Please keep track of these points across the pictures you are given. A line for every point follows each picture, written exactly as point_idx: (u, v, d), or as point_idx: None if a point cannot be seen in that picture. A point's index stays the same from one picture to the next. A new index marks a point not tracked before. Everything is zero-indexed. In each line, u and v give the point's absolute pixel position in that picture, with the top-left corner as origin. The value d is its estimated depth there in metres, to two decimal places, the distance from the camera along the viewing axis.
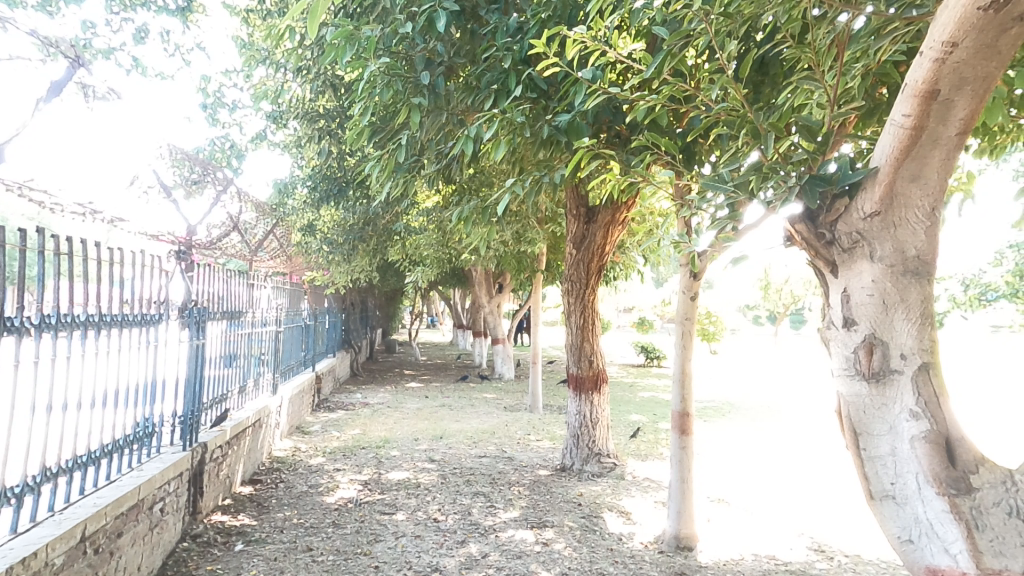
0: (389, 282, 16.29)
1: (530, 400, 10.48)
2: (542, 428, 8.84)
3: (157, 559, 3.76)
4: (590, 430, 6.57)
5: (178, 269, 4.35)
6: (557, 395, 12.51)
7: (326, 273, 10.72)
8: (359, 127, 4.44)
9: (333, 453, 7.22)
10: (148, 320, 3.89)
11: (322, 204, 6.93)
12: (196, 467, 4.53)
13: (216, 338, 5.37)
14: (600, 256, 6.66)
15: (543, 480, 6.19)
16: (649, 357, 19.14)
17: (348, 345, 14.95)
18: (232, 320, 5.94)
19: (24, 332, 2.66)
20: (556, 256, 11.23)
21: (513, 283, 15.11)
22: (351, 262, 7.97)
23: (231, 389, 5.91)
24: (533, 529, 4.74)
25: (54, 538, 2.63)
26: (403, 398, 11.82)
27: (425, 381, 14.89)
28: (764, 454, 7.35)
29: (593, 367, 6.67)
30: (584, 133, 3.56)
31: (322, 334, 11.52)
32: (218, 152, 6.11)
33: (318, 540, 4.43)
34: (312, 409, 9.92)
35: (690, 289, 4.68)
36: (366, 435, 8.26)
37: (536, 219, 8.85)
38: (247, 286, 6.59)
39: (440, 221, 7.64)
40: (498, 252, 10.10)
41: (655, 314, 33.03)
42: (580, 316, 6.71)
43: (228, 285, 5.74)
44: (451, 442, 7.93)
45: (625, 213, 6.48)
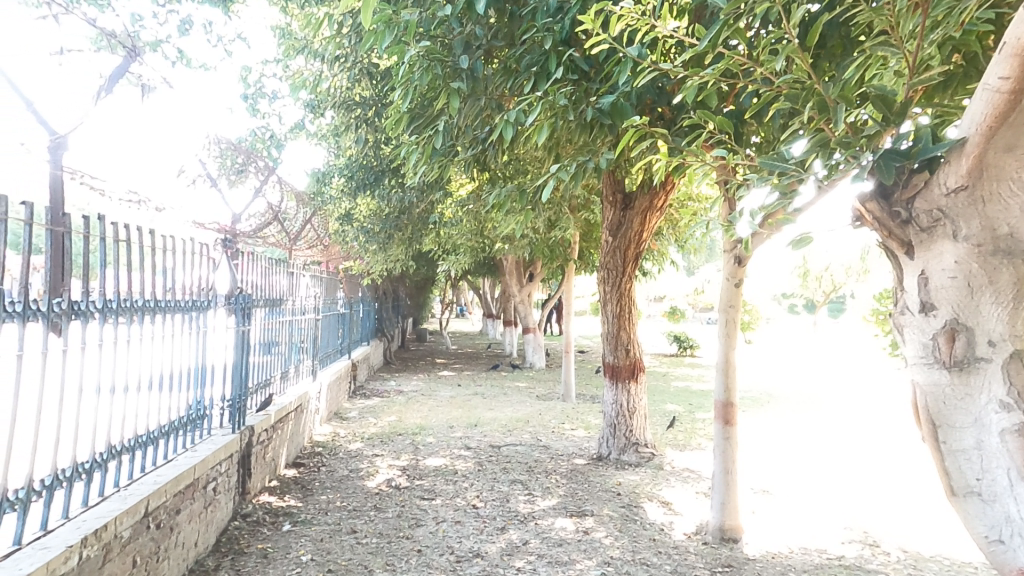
0: (420, 272, 16.43)
1: (563, 388, 10.44)
2: (576, 417, 8.80)
3: (212, 536, 3.88)
4: (627, 419, 6.50)
5: (224, 257, 4.46)
6: (589, 385, 12.42)
7: (360, 262, 10.85)
8: (397, 114, 4.44)
9: (371, 439, 7.34)
10: (199, 305, 4.00)
11: (358, 193, 6.98)
12: (245, 449, 4.65)
13: (260, 325, 5.51)
14: (637, 243, 6.53)
15: (579, 469, 6.15)
16: (682, 347, 18.88)
17: (381, 334, 15.17)
18: (273, 308, 6.07)
19: (89, 314, 2.73)
20: (588, 244, 11.11)
21: (545, 272, 15.05)
22: (386, 251, 8.06)
23: (273, 375, 6.05)
24: (572, 517, 4.71)
25: (121, 512, 2.71)
26: (436, 386, 11.94)
27: (457, 370, 15.01)
28: (807, 445, 7.17)
29: (629, 356, 6.58)
30: (628, 115, 3.47)
31: (357, 322, 11.70)
32: (259, 141, 6.20)
33: (361, 523, 4.50)
34: (348, 397, 10.11)
35: (734, 276, 4.54)
36: (402, 422, 8.38)
37: (569, 207, 8.72)
38: (287, 275, 6.72)
39: (474, 210, 7.62)
40: (530, 240, 10.04)
41: (687, 304, 32.53)
42: (616, 305, 6.60)
43: (268, 273, 5.85)
44: (485, 429, 7.98)
45: (663, 198, 6.33)
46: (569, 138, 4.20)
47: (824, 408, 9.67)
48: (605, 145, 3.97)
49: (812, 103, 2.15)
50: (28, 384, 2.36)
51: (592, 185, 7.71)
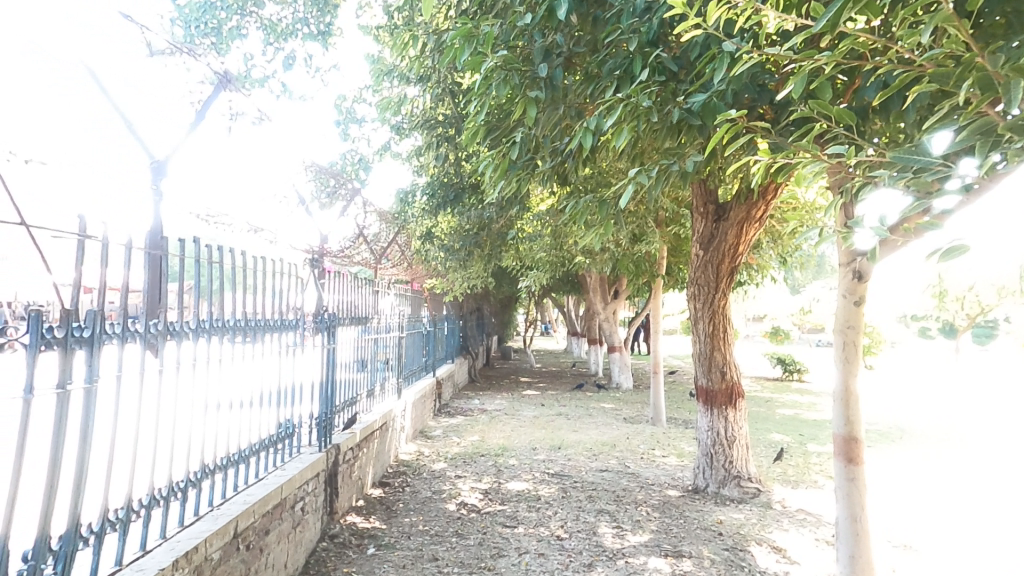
0: (503, 289, 16.48)
1: (652, 411, 9.87)
2: (667, 443, 8.25)
3: (301, 557, 3.92)
4: (726, 449, 5.93)
5: (312, 276, 4.62)
6: (680, 408, 11.70)
7: (444, 280, 11.01)
8: (475, 127, 4.39)
9: (454, 459, 7.28)
10: (288, 326, 4.14)
11: (440, 211, 7.03)
12: (332, 468, 4.71)
13: (346, 344, 5.65)
14: (732, 256, 6.02)
15: (673, 501, 5.68)
16: (786, 369, 17.39)
17: (465, 351, 15.30)
18: (359, 327, 6.24)
19: (184, 335, 2.82)
20: (676, 258, 10.53)
21: (630, 288, 14.52)
22: (467, 268, 8.06)
23: (359, 392, 6.18)
24: (668, 557, 4.30)
25: (211, 533, 2.75)
26: (519, 405, 11.78)
27: (541, 389, 14.78)
28: (951, 492, 6.18)
29: (725, 379, 6.05)
30: (721, 116, 3.13)
31: (441, 340, 11.87)
32: (350, 165, 6.43)
33: (442, 550, 4.38)
34: (433, 414, 10.20)
35: (854, 292, 3.98)
36: (485, 442, 8.27)
37: (655, 220, 8.30)
38: (373, 294, 6.90)
39: (555, 225, 7.42)
40: (614, 255, 9.67)
41: (788, 321, 30.15)
42: (709, 324, 6.11)
43: (355, 293, 6.02)
44: (570, 453, 7.66)
45: (762, 207, 5.79)
46: (655, 142, 3.91)
47: (968, 449, 8.35)
48: (695, 148, 3.64)
49: (970, 81, 1.76)
50: (128, 403, 2.46)
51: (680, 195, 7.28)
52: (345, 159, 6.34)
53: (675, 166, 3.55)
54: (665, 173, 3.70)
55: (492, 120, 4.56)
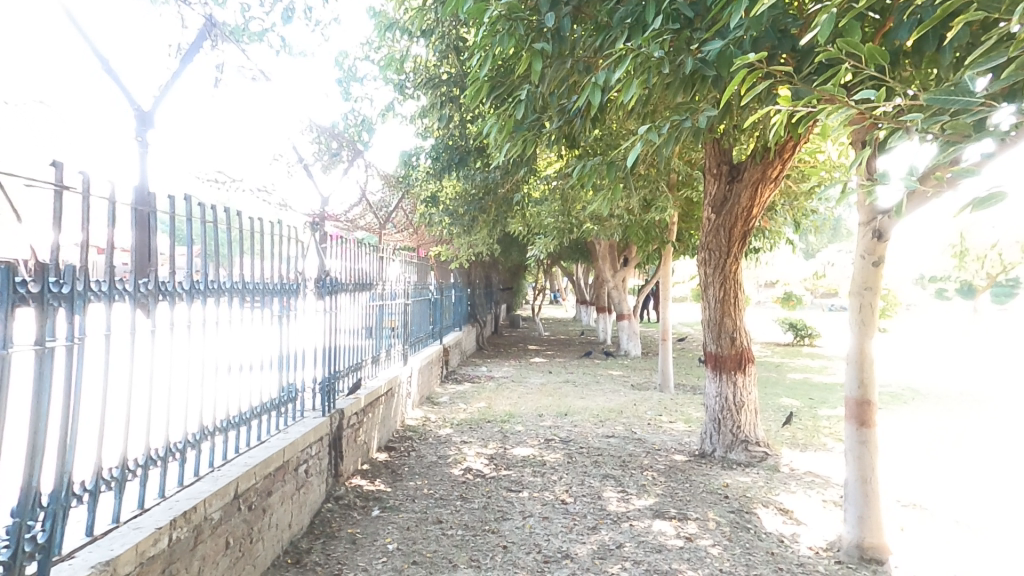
0: (511, 257, 16.36)
1: (660, 379, 9.83)
2: (675, 409, 8.22)
3: (306, 517, 3.94)
4: (734, 415, 5.87)
5: (313, 240, 4.54)
6: (689, 376, 11.65)
7: (450, 247, 10.91)
8: (479, 83, 4.19)
9: (460, 425, 7.30)
10: (288, 290, 4.08)
11: (445, 174, 6.86)
12: (336, 432, 4.71)
13: (349, 310, 5.61)
14: (745, 219, 5.84)
15: (679, 466, 5.66)
16: (797, 335, 17.24)
17: (473, 319, 15.28)
18: (363, 293, 6.19)
19: (176, 296, 2.75)
20: (687, 224, 10.31)
21: (640, 256, 14.33)
22: (472, 233, 7.93)
23: (364, 358, 6.18)
24: (672, 521, 4.28)
25: (210, 494, 2.73)
26: (526, 373, 11.79)
27: (549, 357, 14.80)
28: (964, 452, 6.10)
29: (735, 345, 5.95)
30: (738, 66, 2.93)
31: (448, 308, 11.84)
32: (353, 126, 6.25)
33: (447, 512, 4.39)
34: (440, 381, 10.24)
35: (873, 252, 3.83)
36: (492, 409, 8.29)
37: (667, 183, 8.07)
38: (377, 259, 6.82)
39: (563, 190, 7.24)
40: (623, 221, 9.47)
41: (800, 289, 29.81)
42: (720, 289, 5.97)
43: (358, 259, 5.94)
44: (576, 419, 7.65)
45: (778, 167, 5.57)
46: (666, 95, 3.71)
47: (982, 409, 8.24)
48: (709, 102, 3.44)
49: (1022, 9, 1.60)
50: (118, 362, 2.41)
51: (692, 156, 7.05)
52: (347, 120, 6.16)
53: (685, 120, 3.37)
54: (675, 128, 3.52)
55: (495, 76, 4.37)
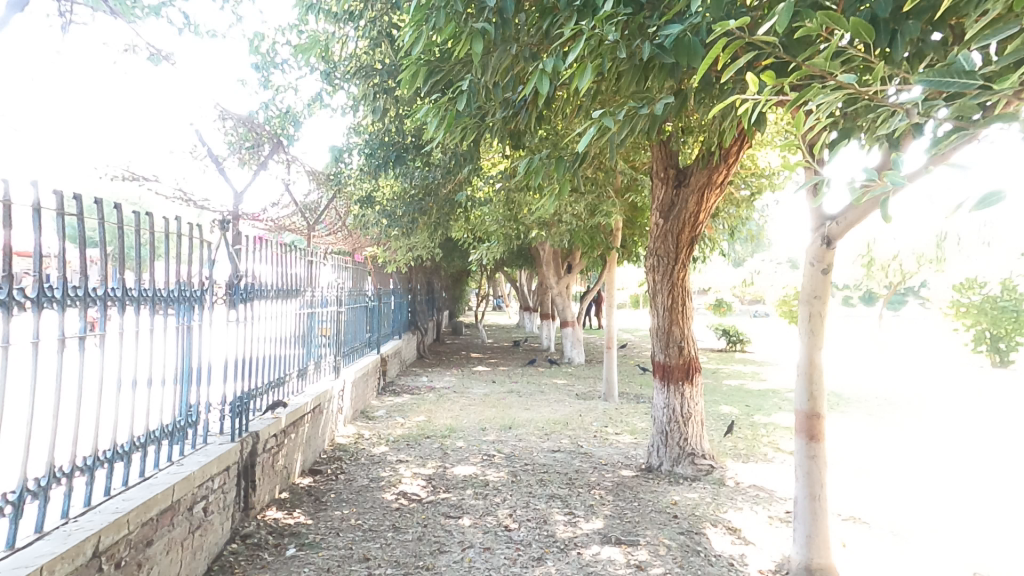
0: (455, 262, 15.90)
1: (605, 387, 9.66)
2: (620, 419, 8.04)
3: (201, 564, 3.35)
4: (681, 426, 5.70)
5: (222, 240, 3.99)
6: (633, 383, 11.59)
7: (388, 251, 10.36)
8: (414, 67, 3.77)
9: (396, 442, 6.78)
10: (187, 298, 3.57)
11: (380, 173, 6.39)
12: (247, 459, 4.12)
13: (267, 321, 5.05)
14: (692, 225, 5.71)
15: (627, 482, 5.41)
16: (731, 342, 17.73)
17: (415, 327, 14.69)
18: (285, 300, 5.61)
19: (14, 306, 2.29)
20: (631, 231, 10.26)
21: (584, 262, 14.26)
22: (411, 236, 7.47)
23: (286, 371, 5.59)
24: (621, 546, 3.99)
25: (52, 559, 2.14)
26: (469, 383, 11.34)
27: (493, 365, 14.42)
28: (896, 460, 6.24)
29: (683, 355, 5.80)
30: (700, 53, 2.62)
31: (387, 315, 11.24)
32: (277, 117, 5.61)
33: (375, 547, 3.90)
34: (377, 393, 9.63)
35: (823, 260, 3.71)
36: (431, 423, 7.80)
37: (611, 188, 7.98)
38: (305, 263, 6.26)
39: (508, 191, 6.90)
40: (569, 225, 9.27)
41: (733, 297, 30.98)
42: (668, 296, 5.81)
43: (279, 263, 5.37)
44: (521, 432, 7.30)
45: (724, 173, 5.48)
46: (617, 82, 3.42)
47: (905, 414, 8.60)
48: (666, 92, 3.19)
49: None
50: None
51: (635, 158, 6.96)
52: (269, 111, 5.54)
53: (640, 109, 3.10)
54: (631, 114, 3.23)
55: (431, 59, 3.98)
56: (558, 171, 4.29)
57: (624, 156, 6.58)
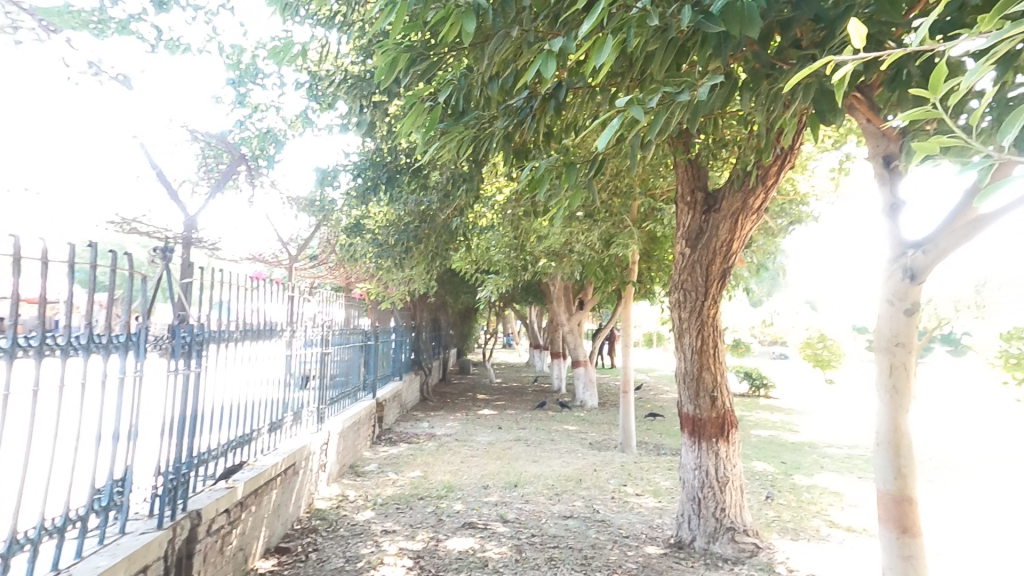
0: (460, 297, 15.22)
1: (621, 436, 8.77)
2: (641, 477, 7.10)
3: None
4: (716, 494, 4.80)
5: (163, 274, 3.34)
6: (651, 431, 10.62)
7: (386, 287, 9.70)
8: (394, 54, 3.09)
9: (384, 505, 5.92)
10: (102, 346, 2.85)
11: (369, 197, 5.75)
12: (181, 549, 3.31)
13: (229, 370, 4.32)
14: (724, 255, 4.95)
15: (654, 564, 4.50)
16: (753, 384, 16.68)
17: (418, 366, 13.90)
18: (259, 343, 4.90)
19: None
20: (647, 264, 9.54)
21: (597, 298, 13.52)
22: (405, 269, 6.76)
23: (254, 427, 4.81)
24: None
25: None
26: (473, 429, 10.45)
27: (500, 408, 13.50)
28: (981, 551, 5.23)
29: (716, 407, 4.96)
30: (758, 20, 1.92)
31: (385, 355, 10.49)
32: (254, 138, 5.02)
33: None
34: (371, 443, 8.79)
35: (905, 298, 2.91)
36: (427, 479, 6.93)
37: (624, 217, 7.38)
38: (287, 300, 5.58)
39: (515, 218, 6.22)
40: (580, 257, 8.56)
41: (751, 334, 29.87)
42: (697, 337, 5.03)
43: (252, 302, 4.66)
44: (527, 493, 6.39)
45: (762, 196, 4.75)
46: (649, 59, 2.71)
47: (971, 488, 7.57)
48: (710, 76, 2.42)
49: None
50: None
51: (650, 181, 6.34)
52: (247, 134, 4.97)
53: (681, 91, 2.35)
54: (664, 105, 2.43)
55: (415, 46, 3.31)
56: (568, 181, 3.56)
57: (640, 179, 5.95)
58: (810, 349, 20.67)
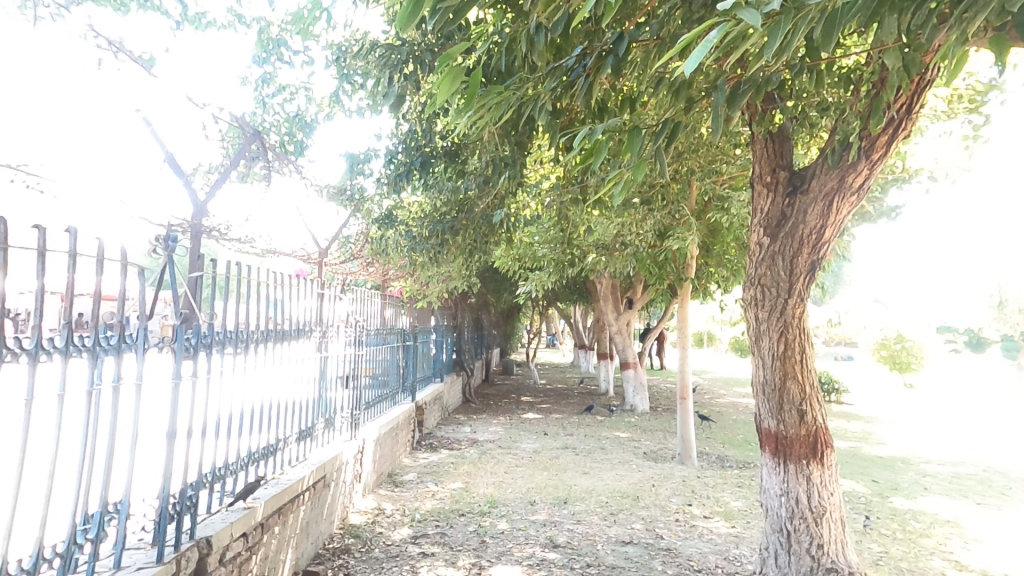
0: (503, 296, 14.69)
1: (679, 447, 8.02)
2: (705, 495, 6.36)
3: None
4: (810, 526, 4.13)
5: (166, 266, 2.87)
6: (711, 441, 9.77)
7: (425, 286, 9.26)
8: None
9: (423, 522, 5.41)
10: (87, 349, 2.37)
11: (402, 183, 5.24)
12: None
13: (250, 374, 3.86)
14: (814, 245, 4.14)
15: None
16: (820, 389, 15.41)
17: (459, 368, 13.45)
18: (284, 345, 4.45)
19: None
20: (706, 259, 8.75)
21: (647, 296, 12.71)
22: (442, 263, 6.25)
23: (279, 436, 4.36)
24: None
25: None
26: (518, 435, 9.88)
27: (544, 412, 12.90)
28: None
29: (805, 424, 4.20)
30: None
31: (425, 357, 10.06)
32: (283, 123, 4.68)
33: None
34: (410, 449, 8.35)
35: None
36: (469, 492, 6.40)
37: (685, 203, 6.63)
38: (317, 297, 5.11)
39: (563, 207, 5.60)
40: (633, 250, 7.85)
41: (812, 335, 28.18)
42: (779, 341, 4.27)
43: (275, 299, 4.19)
44: (579, 511, 5.76)
45: (865, 173, 3.88)
46: None
47: None
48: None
49: None
50: None
51: (716, 156, 5.60)
52: (277, 117, 4.62)
53: None
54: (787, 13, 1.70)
55: None
56: (631, 148, 2.70)
57: (706, 152, 5.25)
58: (886, 350, 19.16)
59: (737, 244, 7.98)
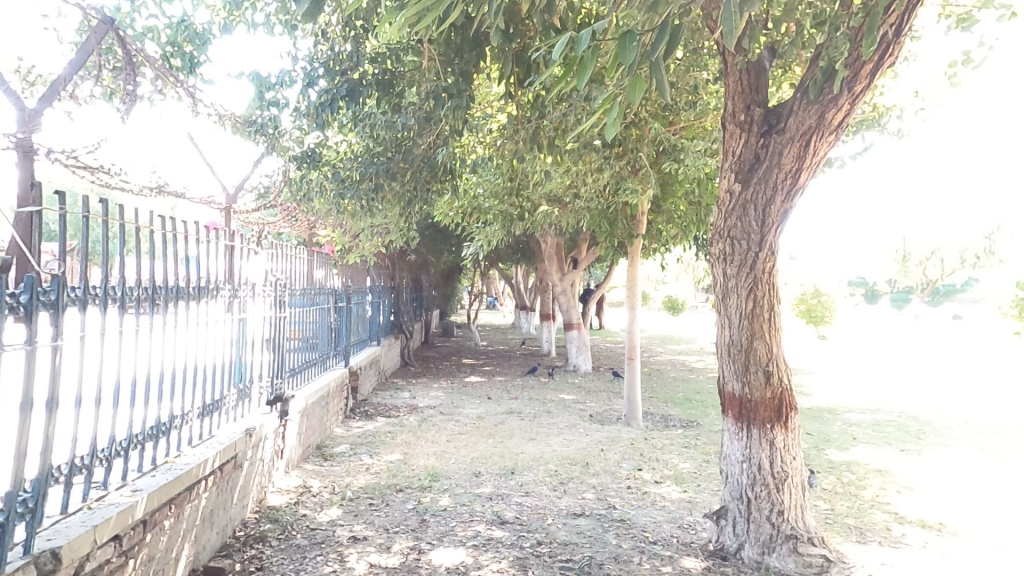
0: (445, 255, 14.00)
1: (626, 409, 7.83)
2: (654, 458, 6.17)
3: None
4: (773, 493, 3.89)
5: None
6: (655, 400, 9.71)
7: (359, 241, 8.45)
8: None
9: (355, 501, 4.85)
10: None
11: (325, 116, 4.39)
12: None
13: (133, 340, 3.05)
14: (788, 191, 3.77)
15: None
16: None
17: (398, 330, 12.75)
18: (179, 307, 3.56)
19: None
20: (655, 215, 8.40)
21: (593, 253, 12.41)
22: (377, 213, 5.53)
23: (175, 411, 3.56)
24: None
25: None
26: (460, 399, 9.45)
27: (487, 374, 12.53)
28: None
29: (771, 386, 3.92)
30: None
31: (360, 319, 9.32)
32: (164, 28, 3.76)
33: None
34: (343, 418, 7.71)
35: None
36: (408, 464, 5.89)
37: (642, 151, 6.17)
38: (224, 249, 4.20)
39: (512, 148, 4.97)
40: (583, 202, 7.36)
41: None
42: (749, 297, 3.93)
43: (162, 250, 3.28)
44: (526, 481, 5.38)
45: (846, 108, 3.49)
46: None
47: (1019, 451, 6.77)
48: None
49: None
50: None
51: (679, 87, 5.15)
52: (155, 19, 3.70)
53: None
54: None
55: None
56: (621, 59, 1.89)
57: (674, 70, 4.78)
58: (803, 305, 20.08)
59: (689, 199, 7.65)
